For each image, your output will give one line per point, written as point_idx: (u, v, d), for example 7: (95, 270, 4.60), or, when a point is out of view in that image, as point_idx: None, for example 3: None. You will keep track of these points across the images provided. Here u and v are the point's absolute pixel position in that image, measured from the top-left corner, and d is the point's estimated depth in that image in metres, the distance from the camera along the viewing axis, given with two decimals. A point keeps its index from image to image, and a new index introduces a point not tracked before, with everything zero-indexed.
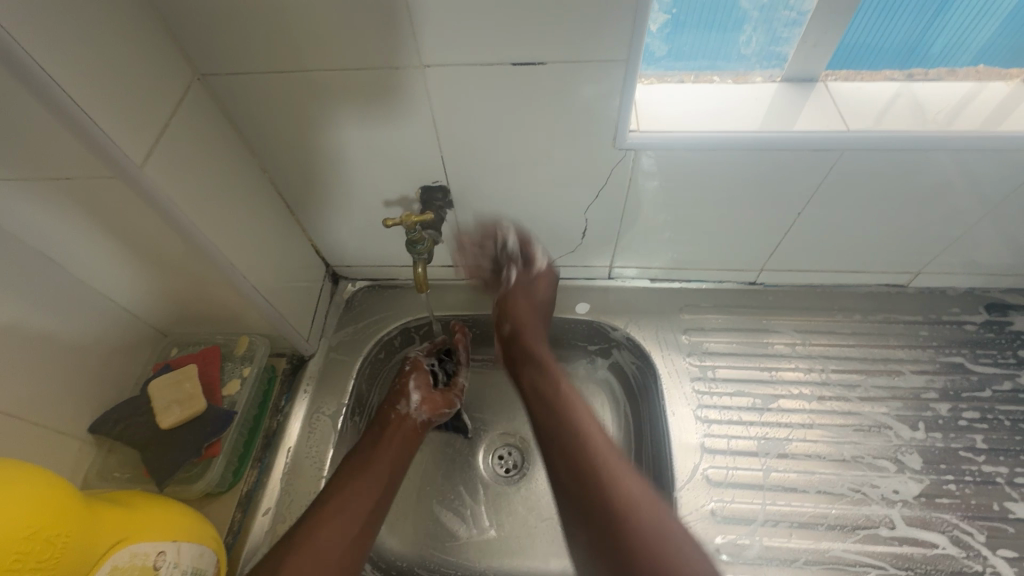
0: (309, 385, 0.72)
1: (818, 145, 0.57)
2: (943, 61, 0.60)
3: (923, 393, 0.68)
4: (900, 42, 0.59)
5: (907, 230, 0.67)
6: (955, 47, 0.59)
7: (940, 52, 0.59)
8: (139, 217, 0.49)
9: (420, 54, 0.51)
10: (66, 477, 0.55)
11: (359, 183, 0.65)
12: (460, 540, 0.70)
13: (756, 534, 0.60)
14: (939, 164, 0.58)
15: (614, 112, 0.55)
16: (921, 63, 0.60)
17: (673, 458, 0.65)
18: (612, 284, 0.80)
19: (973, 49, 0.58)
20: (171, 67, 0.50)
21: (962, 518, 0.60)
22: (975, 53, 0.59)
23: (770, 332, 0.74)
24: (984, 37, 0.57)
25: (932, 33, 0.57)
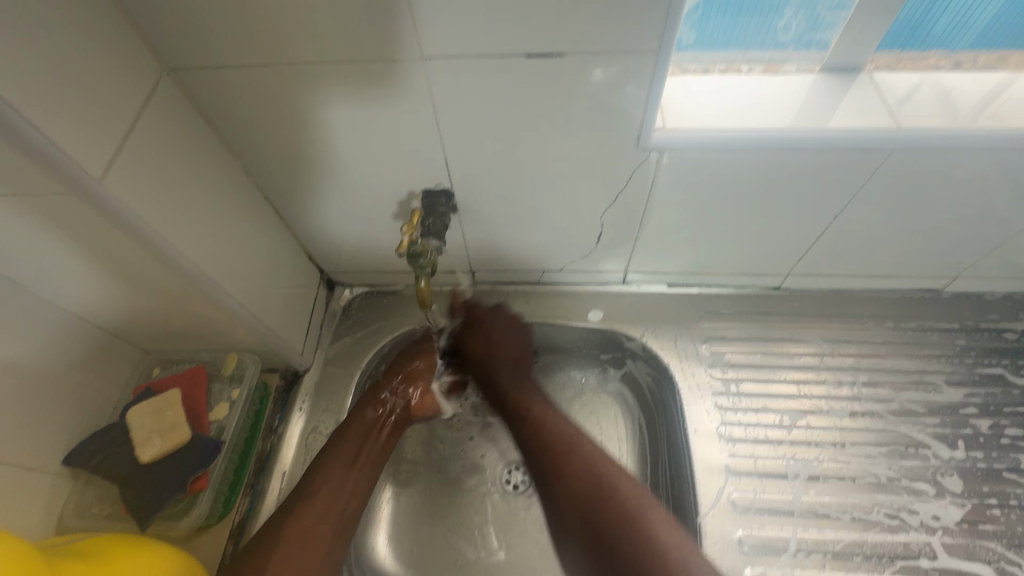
0: (304, 402, 0.67)
1: (863, 145, 0.51)
2: (942, 42, 0.54)
3: (961, 409, 0.64)
4: (904, 17, 0.52)
5: (951, 237, 0.62)
6: (957, 28, 0.52)
7: (941, 33, 0.53)
8: (106, 235, 0.44)
9: (419, 45, 0.45)
10: (40, 517, 0.51)
11: (355, 186, 0.60)
12: (468, 563, 0.66)
13: (788, 565, 0.56)
14: (991, 168, 0.53)
15: (638, 112, 0.50)
16: (918, 43, 0.55)
17: (696, 480, 0.61)
18: (626, 290, 0.75)
19: (977, 28, 0.52)
20: (137, 63, 0.44)
21: (1008, 547, 0.56)
22: (975, 36, 0.53)
23: (795, 342, 0.70)
24: (989, 15, 0.51)
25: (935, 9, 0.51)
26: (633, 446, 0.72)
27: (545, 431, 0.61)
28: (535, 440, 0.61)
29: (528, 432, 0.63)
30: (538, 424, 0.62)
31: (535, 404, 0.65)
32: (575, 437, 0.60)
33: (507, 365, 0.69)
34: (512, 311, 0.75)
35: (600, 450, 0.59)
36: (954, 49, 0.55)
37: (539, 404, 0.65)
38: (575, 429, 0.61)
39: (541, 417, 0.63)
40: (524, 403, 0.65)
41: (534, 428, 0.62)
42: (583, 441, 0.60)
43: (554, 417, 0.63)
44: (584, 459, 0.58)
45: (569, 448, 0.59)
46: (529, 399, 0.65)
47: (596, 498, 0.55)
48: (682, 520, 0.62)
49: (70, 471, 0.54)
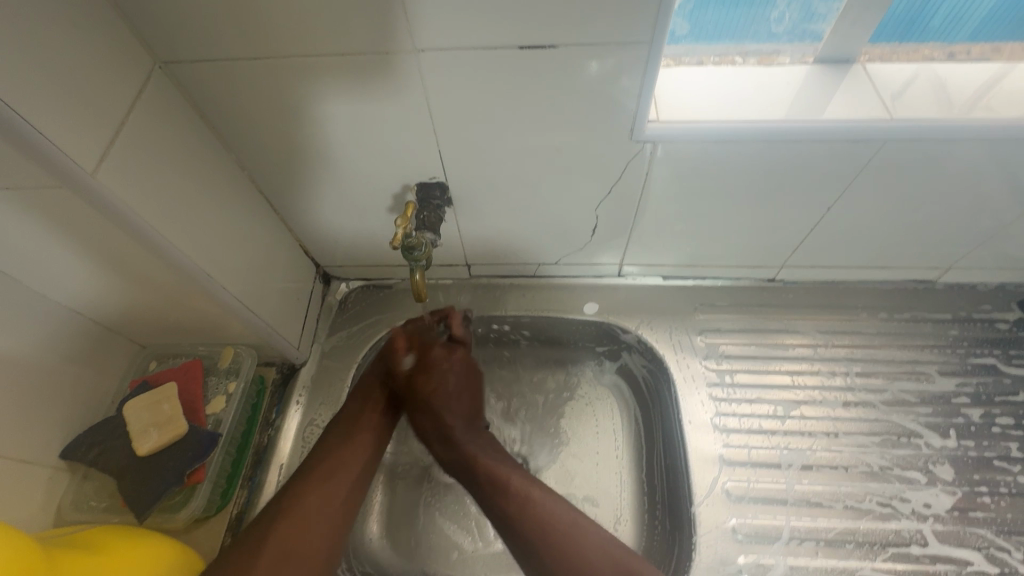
0: (301, 395, 0.67)
1: (856, 136, 0.51)
2: (940, 35, 0.54)
3: (953, 398, 0.65)
4: (902, 13, 0.52)
5: (944, 228, 0.63)
6: (955, 19, 0.52)
7: (940, 25, 0.53)
8: (100, 228, 0.44)
9: (412, 37, 0.45)
10: (38, 510, 0.51)
11: (350, 178, 0.60)
12: (465, 554, 0.67)
13: (781, 553, 0.56)
14: (983, 159, 0.53)
15: (631, 103, 0.50)
16: (916, 36, 0.55)
17: (691, 471, 0.61)
18: (622, 282, 0.75)
19: (975, 20, 0.52)
20: (128, 56, 0.44)
21: (998, 534, 0.57)
22: (973, 27, 0.53)
23: (789, 333, 0.70)
24: (986, 10, 0.51)
25: (934, 5, 0.51)
26: (629, 437, 0.72)
27: (514, 502, 0.54)
28: (509, 517, 0.54)
29: (492, 499, 0.56)
30: (507, 492, 0.55)
31: (495, 464, 0.58)
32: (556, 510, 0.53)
33: (460, 423, 0.62)
34: (508, 303, 0.75)
35: (574, 512, 0.53)
36: (951, 42, 0.55)
37: (490, 461, 0.59)
38: (539, 490, 0.55)
39: (500, 489, 0.56)
40: (484, 464, 0.58)
41: (495, 495, 0.56)
42: (557, 509, 0.53)
43: (516, 480, 0.56)
44: (560, 523, 0.52)
45: (547, 524, 0.52)
46: (488, 457, 0.59)
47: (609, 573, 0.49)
48: (677, 510, 0.62)
49: (68, 464, 0.54)
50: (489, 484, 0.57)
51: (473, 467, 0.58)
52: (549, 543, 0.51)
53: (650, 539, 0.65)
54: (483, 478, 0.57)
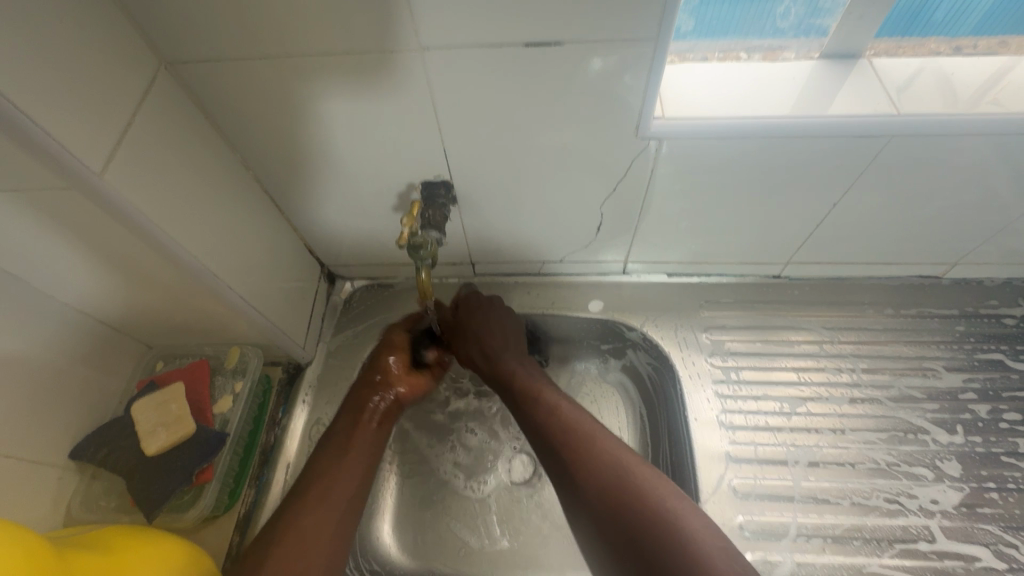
0: (307, 394, 0.68)
1: (863, 131, 0.51)
2: (942, 30, 0.54)
3: (960, 394, 0.65)
4: (906, 7, 0.52)
5: (951, 223, 0.62)
6: (959, 13, 0.52)
7: (942, 20, 0.53)
8: (106, 228, 0.44)
9: (417, 35, 0.45)
10: (47, 510, 0.51)
11: (354, 178, 0.60)
12: (472, 552, 0.67)
13: (788, 550, 0.56)
14: (991, 154, 0.53)
15: (636, 100, 0.50)
16: (919, 30, 0.54)
17: (697, 468, 0.61)
18: (626, 280, 0.75)
19: (977, 14, 0.52)
20: (134, 56, 0.44)
21: (1006, 530, 0.57)
22: (976, 21, 0.53)
23: (795, 330, 0.70)
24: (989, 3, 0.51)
25: None
26: (634, 434, 0.72)
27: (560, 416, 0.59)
28: (549, 435, 0.58)
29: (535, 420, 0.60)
30: (551, 410, 0.60)
31: (544, 389, 0.63)
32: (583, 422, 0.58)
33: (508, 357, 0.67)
34: (513, 302, 0.75)
35: (611, 439, 0.57)
36: (954, 36, 0.54)
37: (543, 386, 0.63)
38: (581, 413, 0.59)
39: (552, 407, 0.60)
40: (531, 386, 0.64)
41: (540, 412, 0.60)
42: (596, 428, 0.57)
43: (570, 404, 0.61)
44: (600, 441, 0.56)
45: (589, 439, 0.56)
46: (523, 375, 0.65)
47: (620, 490, 0.51)
48: None
49: (76, 464, 0.54)
50: (533, 404, 0.62)
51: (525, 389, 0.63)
52: (579, 453, 0.55)
53: None
54: (526, 397, 0.63)
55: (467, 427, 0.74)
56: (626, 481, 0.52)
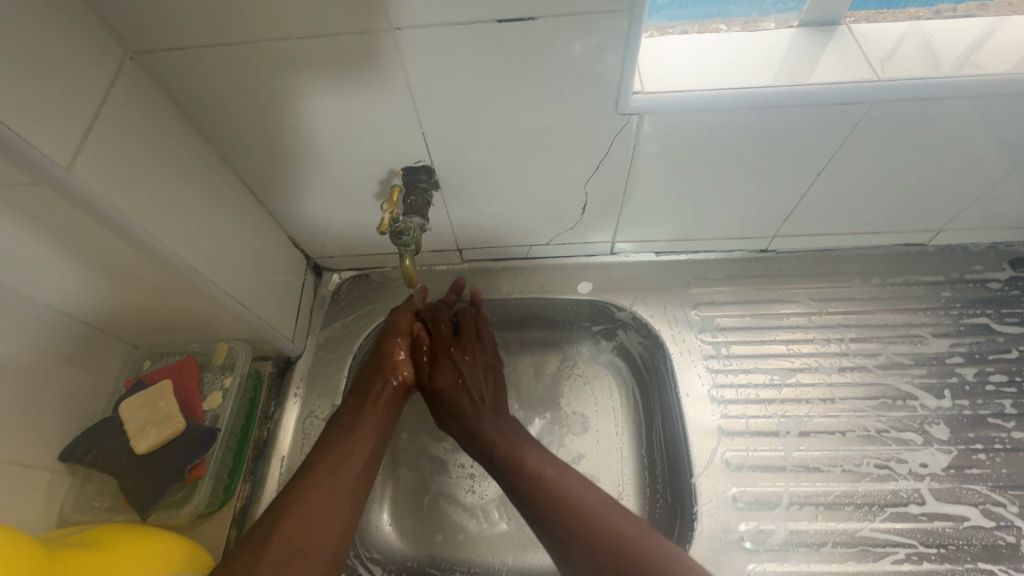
0: (299, 387, 0.67)
1: (843, 98, 0.51)
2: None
3: (947, 358, 0.65)
4: None
5: (938, 189, 0.62)
6: None
7: None
8: (79, 225, 0.43)
9: (388, 14, 0.44)
10: (40, 512, 0.51)
11: (334, 166, 0.59)
12: (471, 536, 0.67)
13: (781, 519, 0.57)
14: (971, 118, 0.53)
15: (615, 74, 0.48)
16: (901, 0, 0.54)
17: (690, 443, 0.62)
18: (614, 260, 0.74)
19: None
20: (96, 46, 0.43)
21: (994, 489, 0.58)
22: None
23: (784, 303, 0.70)
24: None
25: None
26: (628, 413, 0.73)
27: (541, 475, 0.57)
28: (558, 516, 0.54)
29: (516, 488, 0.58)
30: (525, 468, 0.58)
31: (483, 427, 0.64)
32: (556, 476, 0.57)
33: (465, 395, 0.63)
34: (501, 286, 0.75)
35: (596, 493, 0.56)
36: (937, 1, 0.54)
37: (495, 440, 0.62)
38: (547, 462, 0.59)
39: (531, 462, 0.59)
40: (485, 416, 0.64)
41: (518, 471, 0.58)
42: (553, 473, 0.57)
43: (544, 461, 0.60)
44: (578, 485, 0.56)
45: (553, 495, 0.55)
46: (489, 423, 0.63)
47: (615, 550, 0.50)
48: (678, 481, 0.63)
49: (68, 466, 0.54)
50: (506, 466, 0.59)
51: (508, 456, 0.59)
52: (554, 520, 0.54)
53: (653, 511, 0.65)
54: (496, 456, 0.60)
55: None
56: (619, 545, 0.50)
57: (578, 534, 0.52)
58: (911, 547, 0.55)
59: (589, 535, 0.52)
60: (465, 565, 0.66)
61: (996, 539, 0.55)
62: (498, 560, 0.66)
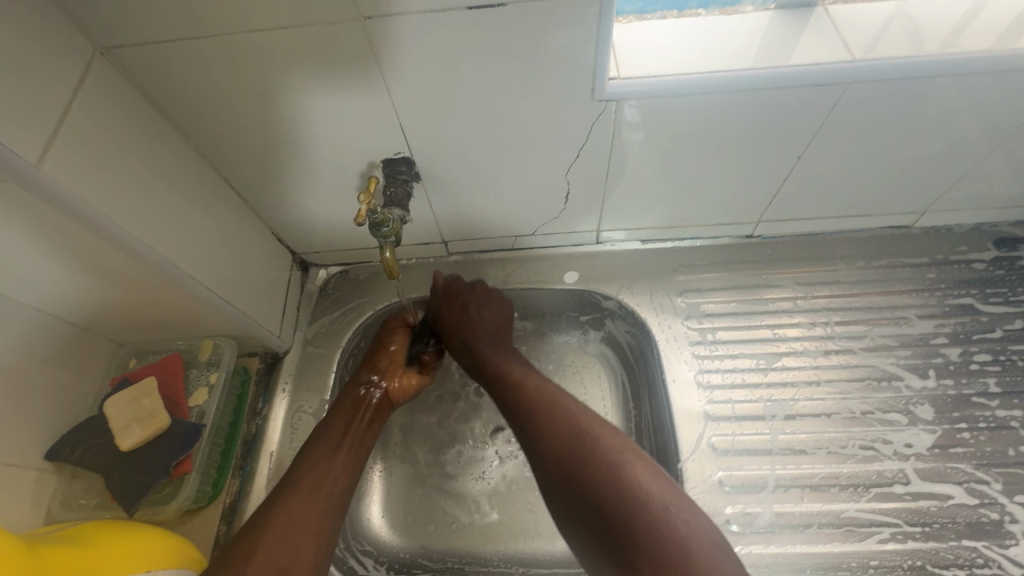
0: (287, 382, 0.67)
1: (819, 79, 0.51)
2: None
3: (932, 339, 0.66)
4: None
5: (920, 168, 0.62)
6: None
7: None
8: (52, 220, 0.43)
9: (357, 4, 0.43)
10: (28, 511, 0.51)
11: (314, 160, 0.59)
12: (462, 527, 0.68)
13: (766, 501, 0.58)
14: (950, 96, 0.53)
15: (590, 59, 0.48)
16: None
17: (677, 428, 0.62)
18: (600, 249, 0.74)
19: None
20: (64, 42, 0.43)
21: (978, 468, 0.58)
22: None
23: (770, 287, 0.70)
24: None
25: None
26: (617, 401, 0.73)
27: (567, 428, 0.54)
28: (542, 419, 0.55)
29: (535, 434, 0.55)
30: (519, 384, 0.59)
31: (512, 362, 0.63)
32: (553, 391, 0.58)
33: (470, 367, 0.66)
34: (488, 278, 0.75)
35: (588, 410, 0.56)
36: None
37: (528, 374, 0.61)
38: (547, 382, 0.60)
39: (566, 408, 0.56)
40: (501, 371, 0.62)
41: (529, 397, 0.57)
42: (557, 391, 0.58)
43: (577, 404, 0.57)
44: (611, 447, 0.52)
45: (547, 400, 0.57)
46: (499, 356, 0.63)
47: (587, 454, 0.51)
48: (666, 467, 0.63)
49: (55, 465, 0.54)
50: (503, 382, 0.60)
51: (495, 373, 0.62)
52: (539, 415, 0.56)
53: None
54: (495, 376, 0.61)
55: (451, 408, 0.75)
56: (590, 449, 0.51)
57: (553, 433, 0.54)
58: (895, 526, 0.56)
59: (567, 437, 0.53)
60: (456, 555, 0.66)
61: (980, 516, 0.56)
62: (489, 550, 0.66)
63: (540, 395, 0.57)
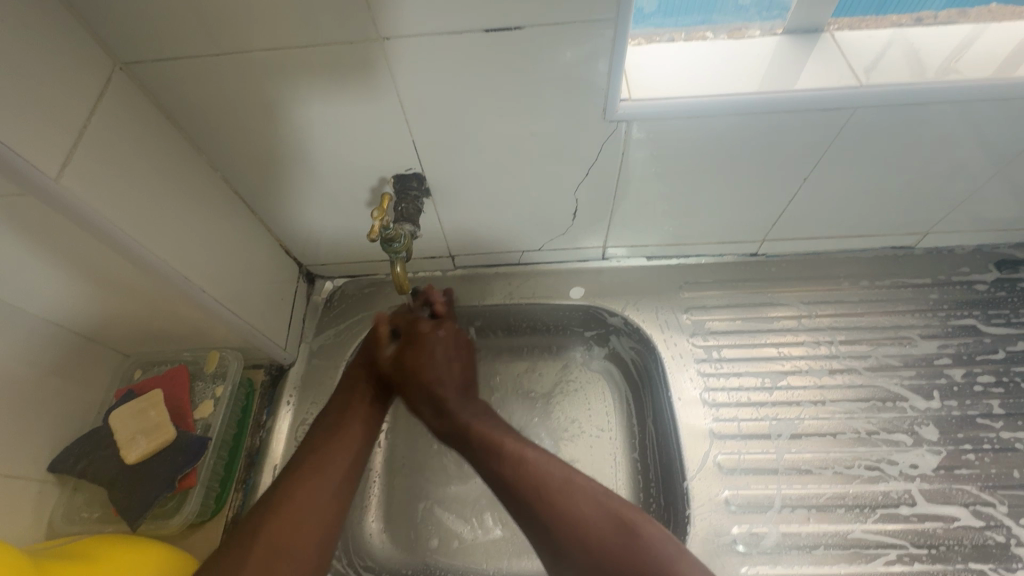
0: (291, 395, 0.67)
1: (826, 104, 0.51)
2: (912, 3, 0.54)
3: (935, 359, 0.66)
4: None
5: (923, 191, 0.63)
6: None
7: None
8: (69, 234, 0.43)
9: (376, 25, 0.44)
10: (30, 523, 0.51)
11: (325, 174, 0.59)
12: (465, 543, 0.67)
13: (773, 521, 0.57)
14: (955, 121, 0.54)
15: (603, 80, 0.49)
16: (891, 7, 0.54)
17: (683, 447, 0.62)
18: (606, 265, 0.75)
19: None
20: (86, 58, 0.43)
21: (983, 489, 0.58)
22: None
23: (774, 306, 0.71)
24: None
25: None
26: (621, 417, 0.73)
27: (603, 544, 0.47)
28: (560, 511, 0.49)
29: (559, 545, 0.48)
30: (518, 462, 0.52)
31: (506, 441, 0.54)
32: (563, 471, 0.51)
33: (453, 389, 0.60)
34: (494, 292, 0.75)
35: (608, 492, 0.50)
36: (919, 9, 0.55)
37: (537, 463, 0.52)
38: (545, 456, 0.53)
39: (588, 510, 0.48)
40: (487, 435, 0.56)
41: (539, 485, 0.50)
42: (558, 468, 0.52)
43: (604, 495, 0.50)
44: (655, 545, 0.46)
45: (563, 488, 0.50)
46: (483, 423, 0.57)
47: (624, 548, 0.46)
48: (671, 485, 0.63)
49: (57, 477, 0.53)
50: (497, 454, 0.54)
51: (484, 439, 0.55)
52: (554, 506, 0.49)
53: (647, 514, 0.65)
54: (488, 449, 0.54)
55: None
56: (627, 545, 0.46)
57: (580, 524, 0.48)
58: (902, 548, 0.56)
59: (592, 536, 0.47)
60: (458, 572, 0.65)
61: (986, 538, 0.56)
62: (492, 566, 0.66)
63: (554, 503, 0.49)
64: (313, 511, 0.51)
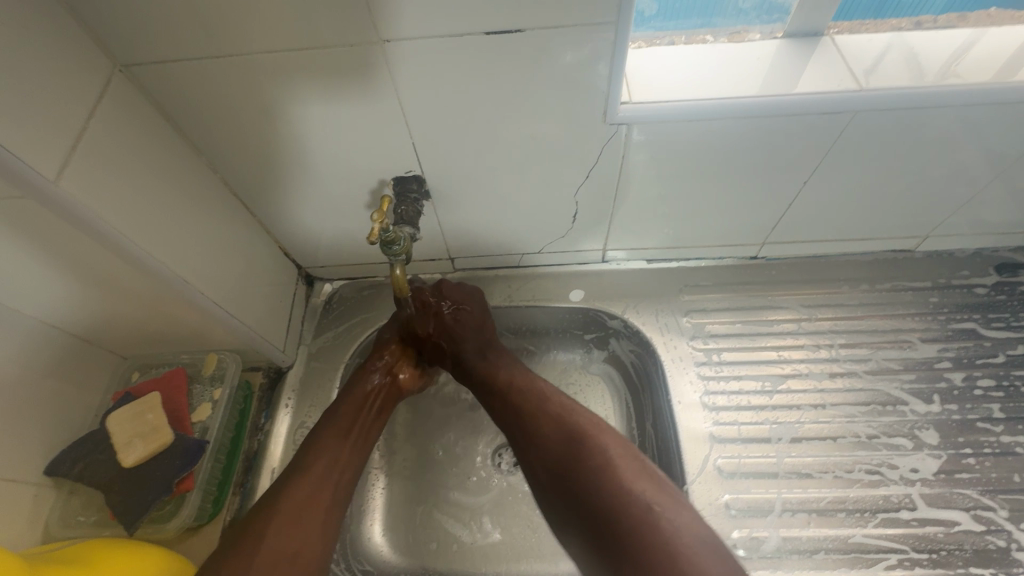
0: (290, 398, 0.67)
1: (826, 108, 0.51)
2: (913, 7, 0.54)
3: (936, 363, 0.66)
4: None
5: (923, 195, 0.63)
6: None
7: None
8: (67, 236, 0.43)
9: (377, 27, 0.44)
10: (25, 527, 0.50)
11: (325, 177, 0.59)
12: (464, 547, 0.67)
13: (774, 525, 0.57)
14: (954, 125, 0.54)
15: (603, 83, 0.49)
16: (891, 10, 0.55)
17: (683, 450, 0.62)
18: (606, 268, 0.75)
19: None
20: (86, 59, 0.43)
21: (984, 493, 0.58)
22: None
23: (774, 309, 0.71)
24: None
25: None
26: (620, 420, 0.73)
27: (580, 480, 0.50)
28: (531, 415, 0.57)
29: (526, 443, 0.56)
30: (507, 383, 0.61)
31: (501, 372, 0.62)
32: (544, 389, 0.59)
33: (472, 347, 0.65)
34: (494, 294, 0.75)
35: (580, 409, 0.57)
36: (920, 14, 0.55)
37: (523, 381, 0.61)
38: (534, 379, 0.61)
39: (554, 415, 0.56)
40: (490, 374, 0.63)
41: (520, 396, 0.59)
42: (542, 386, 0.60)
43: (575, 409, 0.56)
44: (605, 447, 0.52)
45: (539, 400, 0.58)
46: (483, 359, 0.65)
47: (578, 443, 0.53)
48: None
49: (53, 480, 0.53)
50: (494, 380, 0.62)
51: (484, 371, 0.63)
52: (527, 411, 0.57)
53: None
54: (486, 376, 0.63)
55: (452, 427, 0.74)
56: (581, 443, 0.53)
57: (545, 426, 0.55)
58: (903, 553, 0.56)
59: (553, 432, 0.55)
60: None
61: (987, 543, 0.56)
62: (492, 571, 0.65)
63: (528, 408, 0.58)
64: (312, 517, 0.51)
